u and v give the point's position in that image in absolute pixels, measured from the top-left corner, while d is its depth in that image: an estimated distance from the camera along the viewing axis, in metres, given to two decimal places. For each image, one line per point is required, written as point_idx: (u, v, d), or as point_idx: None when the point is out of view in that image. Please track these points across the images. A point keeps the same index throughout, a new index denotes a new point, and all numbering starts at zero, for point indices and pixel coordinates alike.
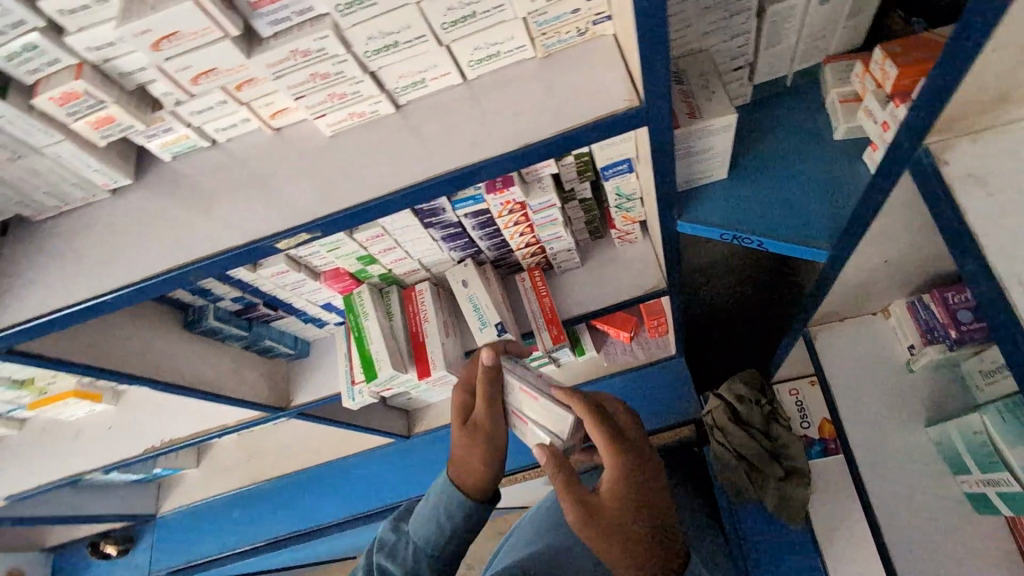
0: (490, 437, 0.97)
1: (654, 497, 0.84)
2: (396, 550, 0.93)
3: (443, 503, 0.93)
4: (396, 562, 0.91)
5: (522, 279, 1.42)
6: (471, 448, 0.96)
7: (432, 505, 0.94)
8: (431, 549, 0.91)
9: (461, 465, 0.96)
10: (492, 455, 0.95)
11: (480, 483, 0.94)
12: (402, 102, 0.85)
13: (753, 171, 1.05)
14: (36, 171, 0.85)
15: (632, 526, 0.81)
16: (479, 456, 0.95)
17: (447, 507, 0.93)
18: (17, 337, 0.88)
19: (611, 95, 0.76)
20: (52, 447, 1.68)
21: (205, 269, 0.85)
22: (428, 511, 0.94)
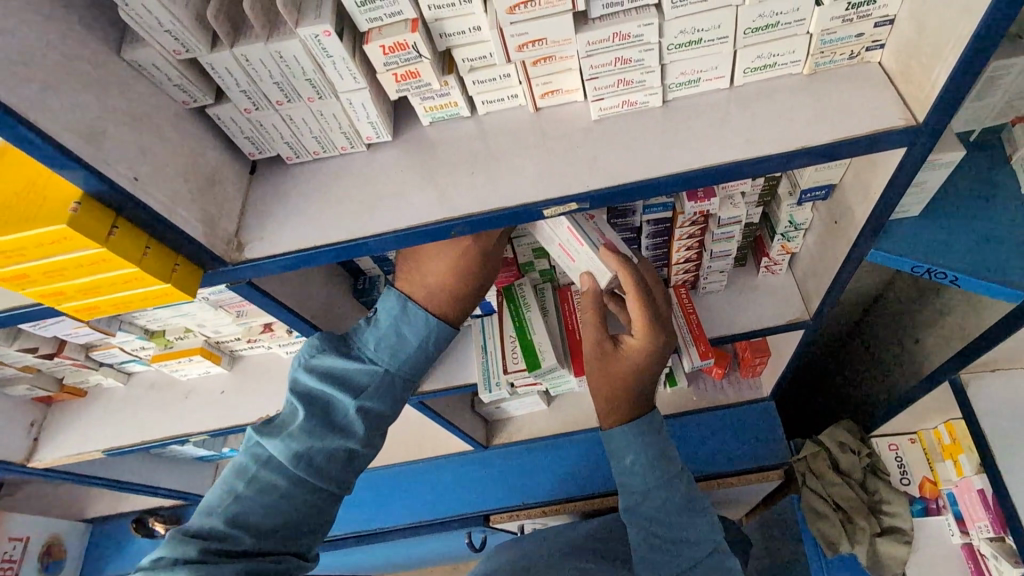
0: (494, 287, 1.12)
1: (657, 371, 1.15)
2: (372, 387, 1.01)
3: (420, 339, 1.03)
4: (376, 400, 1.01)
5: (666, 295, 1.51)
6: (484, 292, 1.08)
7: (416, 341, 1.03)
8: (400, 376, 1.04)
9: (458, 300, 1.04)
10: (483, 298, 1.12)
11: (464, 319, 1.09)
12: (668, 98, 0.93)
13: (944, 211, 1.11)
14: (320, 116, 0.91)
15: (628, 379, 1.14)
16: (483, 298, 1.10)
17: (429, 340, 1.04)
18: (270, 267, 0.92)
19: (885, 112, 0.83)
20: (159, 406, 1.71)
21: (468, 225, 0.90)
22: (403, 353, 1.03)
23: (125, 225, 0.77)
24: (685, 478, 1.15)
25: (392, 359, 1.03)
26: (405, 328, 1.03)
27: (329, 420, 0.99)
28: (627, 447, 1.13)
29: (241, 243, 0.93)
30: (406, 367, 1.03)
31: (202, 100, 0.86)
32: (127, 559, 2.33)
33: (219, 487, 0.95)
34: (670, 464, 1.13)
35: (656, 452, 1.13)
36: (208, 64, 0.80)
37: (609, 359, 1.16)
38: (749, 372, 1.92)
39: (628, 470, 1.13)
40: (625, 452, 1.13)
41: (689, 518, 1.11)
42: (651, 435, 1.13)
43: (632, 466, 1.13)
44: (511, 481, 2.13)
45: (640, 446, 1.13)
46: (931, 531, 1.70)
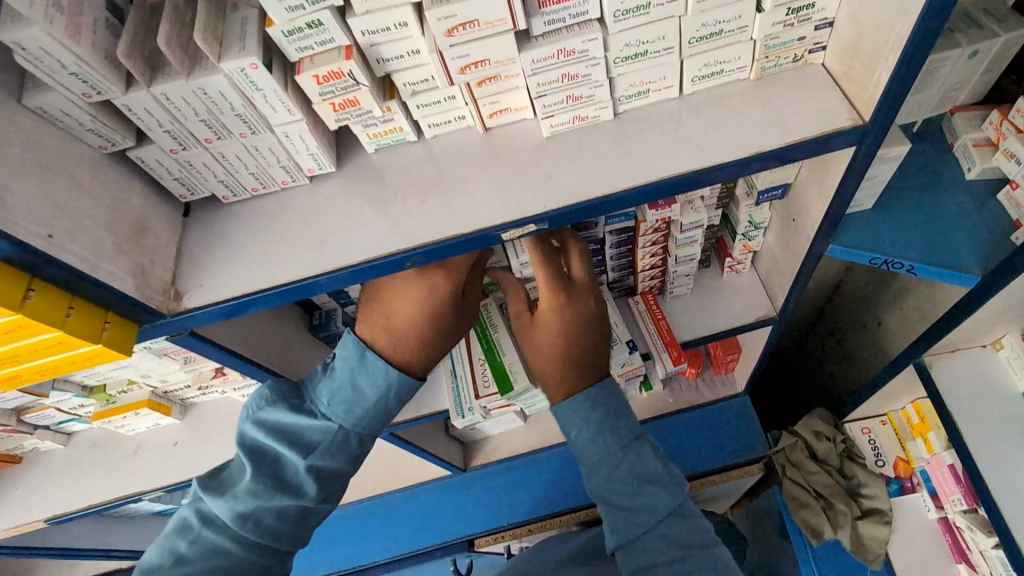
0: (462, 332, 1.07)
1: (579, 328, 1.08)
2: (324, 445, 0.96)
3: (380, 396, 0.97)
4: (331, 459, 0.96)
5: (635, 302, 1.51)
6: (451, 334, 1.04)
7: (375, 394, 0.97)
8: (357, 432, 0.99)
9: (423, 345, 1.00)
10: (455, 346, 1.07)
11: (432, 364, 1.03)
12: (619, 111, 0.91)
13: (895, 202, 1.13)
14: (255, 151, 0.85)
15: (553, 346, 1.08)
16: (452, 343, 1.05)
17: (391, 394, 0.98)
18: (214, 314, 0.85)
19: (833, 113, 0.83)
20: (108, 465, 1.60)
21: (425, 255, 0.86)
22: (359, 408, 0.97)
23: (42, 287, 0.70)
24: (639, 445, 1.03)
25: (347, 416, 0.97)
26: (362, 381, 0.97)
27: (279, 477, 0.94)
28: (570, 421, 1.04)
29: (179, 292, 0.86)
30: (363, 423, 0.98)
31: (121, 144, 0.79)
32: None
33: (158, 546, 0.90)
34: (619, 432, 1.02)
35: (601, 421, 1.02)
36: (124, 105, 0.73)
37: (531, 333, 1.11)
38: (721, 369, 1.94)
39: (578, 444, 1.04)
40: (567, 422, 1.05)
41: (645, 488, 0.99)
42: (592, 406, 1.03)
43: (581, 442, 1.03)
44: (494, 503, 2.09)
45: (583, 417, 1.04)
46: (909, 508, 1.75)
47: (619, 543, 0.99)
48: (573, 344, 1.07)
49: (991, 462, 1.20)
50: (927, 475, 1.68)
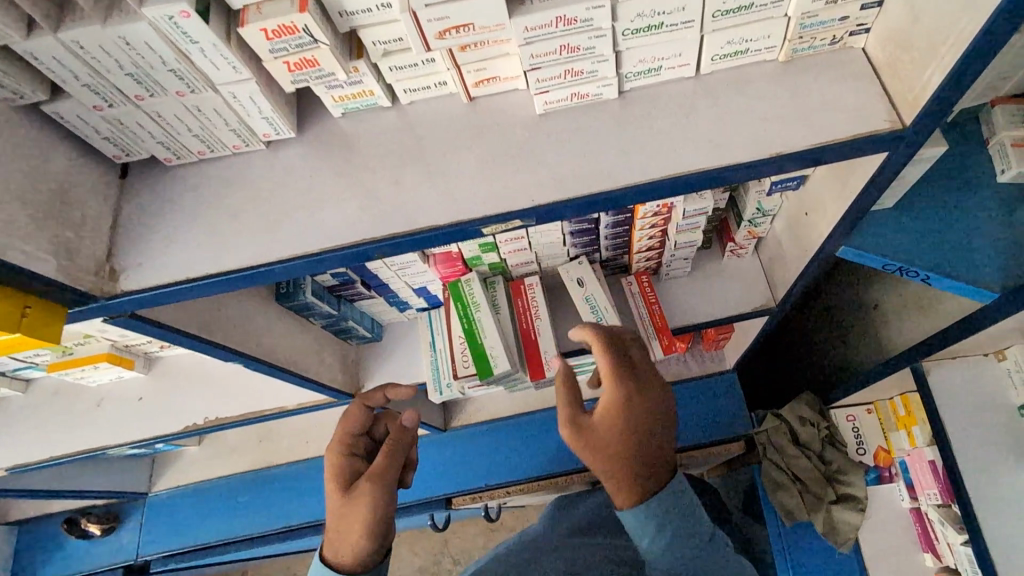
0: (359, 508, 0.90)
1: (649, 428, 0.86)
2: None
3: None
4: None
5: (629, 282, 1.41)
6: (348, 511, 0.91)
7: None
8: None
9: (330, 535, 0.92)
10: (367, 527, 0.88)
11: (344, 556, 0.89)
12: (625, 89, 0.79)
13: (918, 202, 1.03)
14: (197, 112, 0.73)
15: (622, 444, 0.84)
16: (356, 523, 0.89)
17: None
18: (156, 299, 0.75)
19: (870, 111, 0.72)
20: (68, 416, 1.54)
21: (395, 246, 0.75)
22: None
23: None
24: (712, 545, 0.88)
25: None
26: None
27: None
28: (643, 532, 0.83)
29: (115, 270, 0.76)
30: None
31: (32, 97, 0.66)
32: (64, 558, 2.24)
33: None
34: (696, 535, 0.85)
35: (682, 528, 0.84)
36: (27, 53, 0.60)
37: (587, 425, 0.87)
38: (711, 345, 1.91)
39: (645, 552, 0.84)
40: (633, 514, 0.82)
41: None
42: (668, 515, 0.83)
43: (656, 551, 0.84)
44: (471, 464, 2.09)
45: (659, 525, 0.83)
46: (885, 497, 1.74)
47: None
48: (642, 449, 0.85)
49: (979, 478, 1.16)
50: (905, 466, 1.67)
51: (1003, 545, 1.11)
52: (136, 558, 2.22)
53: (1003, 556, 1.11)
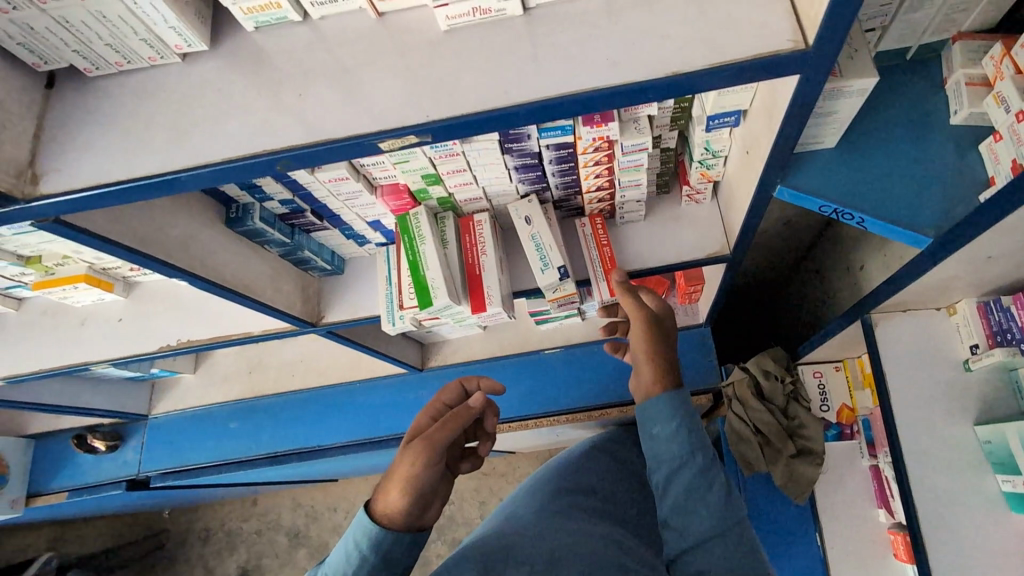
0: (408, 470, 0.82)
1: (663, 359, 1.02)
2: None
3: (350, 542, 0.80)
4: None
5: (582, 224, 1.42)
6: (397, 466, 0.83)
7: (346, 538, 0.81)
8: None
9: (382, 484, 0.84)
10: (410, 489, 0.81)
11: (390, 516, 0.81)
12: (530, 5, 0.77)
13: (863, 143, 1.00)
14: (101, 17, 0.74)
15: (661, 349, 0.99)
16: (399, 482, 0.81)
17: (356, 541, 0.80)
18: (72, 204, 0.79)
19: (774, 30, 0.69)
20: (56, 332, 1.64)
21: (294, 158, 0.77)
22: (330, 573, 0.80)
23: None
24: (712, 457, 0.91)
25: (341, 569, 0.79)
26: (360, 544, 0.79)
27: None
28: (654, 414, 0.92)
29: (36, 174, 0.80)
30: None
31: None
32: (72, 472, 2.42)
33: None
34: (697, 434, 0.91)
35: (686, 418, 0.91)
36: None
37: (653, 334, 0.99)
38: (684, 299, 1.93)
39: (654, 441, 0.92)
40: (662, 424, 0.91)
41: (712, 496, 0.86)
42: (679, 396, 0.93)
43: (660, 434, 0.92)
44: None
45: (674, 412, 0.91)
46: (846, 452, 1.75)
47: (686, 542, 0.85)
48: (665, 344, 0.98)
49: (917, 431, 1.14)
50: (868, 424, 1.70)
51: (931, 497, 1.10)
52: (137, 474, 2.40)
53: (929, 510, 1.10)
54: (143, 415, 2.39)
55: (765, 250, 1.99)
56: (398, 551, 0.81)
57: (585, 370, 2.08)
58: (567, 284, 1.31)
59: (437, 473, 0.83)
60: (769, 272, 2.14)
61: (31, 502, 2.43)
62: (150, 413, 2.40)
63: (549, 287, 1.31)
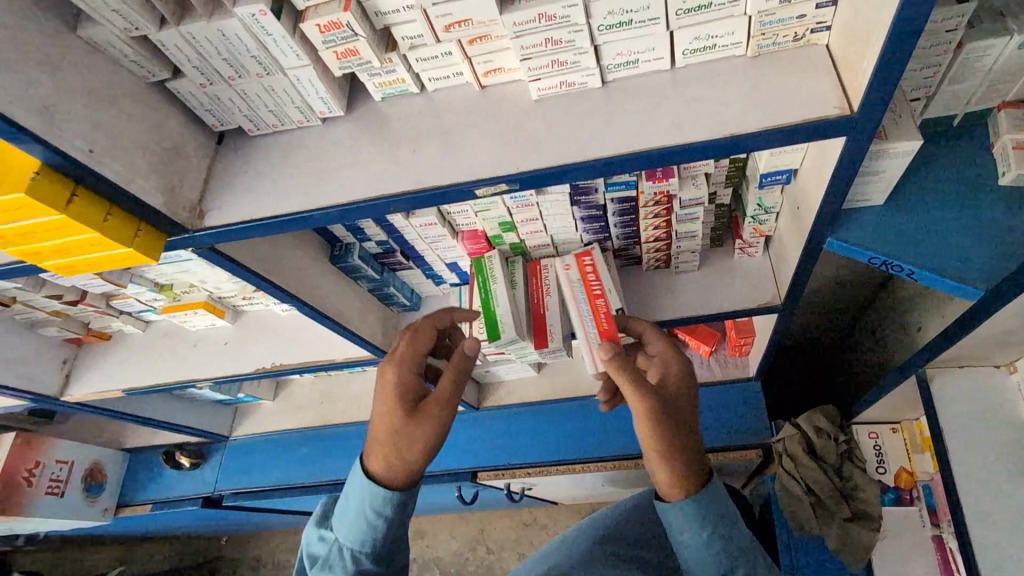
0: (420, 434, 0.90)
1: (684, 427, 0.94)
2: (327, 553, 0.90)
3: (369, 511, 0.87)
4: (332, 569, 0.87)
5: (568, 267, 1.42)
6: (413, 433, 0.90)
7: (349, 513, 0.88)
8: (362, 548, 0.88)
9: (383, 445, 0.91)
10: (429, 450, 0.90)
11: (393, 476, 0.89)
12: (608, 79, 0.92)
13: (911, 201, 1.07)
14: (271, 90, 0.95)
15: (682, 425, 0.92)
16: (419, 446, 0.90)
17: (366, 505, 0.87)
18: (229, 235, 0.99)
19: (822, 99, 0.80)
20: (170, 351, 1.88)
21: (406, 200, 0.93)
22: (350, 540, 0.87)
23: (85, 194, 0.84)
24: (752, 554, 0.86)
25: (346, 533, 0.88)
26: (370, 513, 0.87)
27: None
28: (687, 521, 0.85)
29: (203, 211, 1.00)
30: (376, 552, 0.88)
31: (160, 75, 0.91)
32: (158, 485, 2.67)
33: None
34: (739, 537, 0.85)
35: (721, 519, 0.85)
36: (158, 41, 0.85)
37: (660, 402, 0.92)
38: (736, 352, 2.04)
39: (688, 553, 0.85)
40: (699, 531, 0.84)
41: None
42: (713, 502, 0.86)
43: (695, 546, 0.84)
44: (500, 442, 2.29)
45: (704, 518, 0.85)
46: (905, 519, 1.71)
47: None
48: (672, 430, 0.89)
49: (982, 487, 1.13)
50: (929, 490, 1.70)
51: None
52: (212, 491, 2.58)
53: None
54: (224, 437, 2.60)
55: (821, 307, 2.03)
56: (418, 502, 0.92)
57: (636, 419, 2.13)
58: None
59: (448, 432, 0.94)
60: (826, 331, 2.15)
61: (120, 511, 2.66)
62: (230, 435, 2.61)
63: None
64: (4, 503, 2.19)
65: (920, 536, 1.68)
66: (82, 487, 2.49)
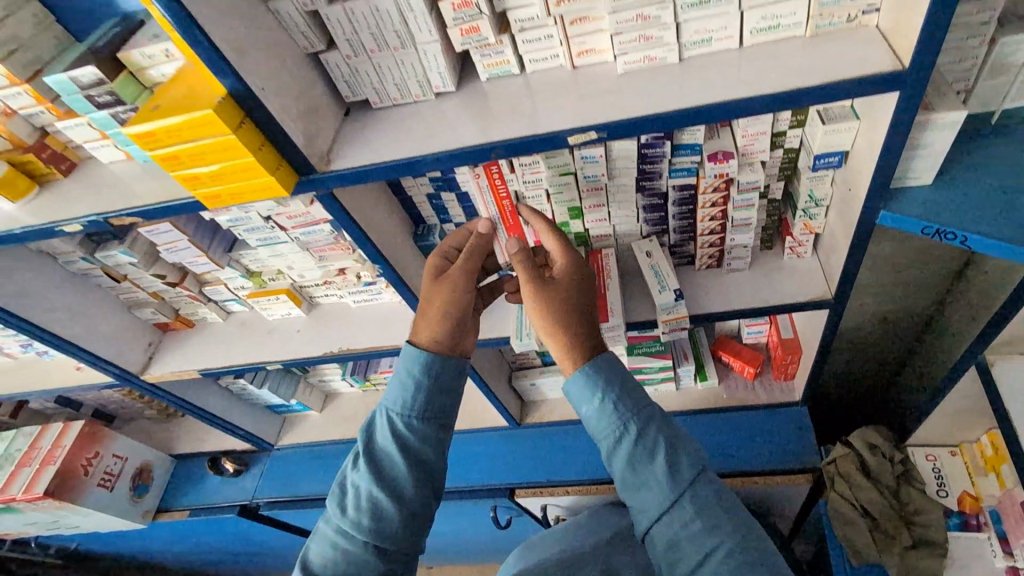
0: (442, 304, 1.22)
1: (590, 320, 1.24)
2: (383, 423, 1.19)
3: (404, 374, 1.18)
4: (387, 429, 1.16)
5: (476, 176, 1.39)
6: (432, 305, 1.23)
7: (394, 380, 1.19)
8: (405, 409, 1.17)
9: (420, 314, 1.24)
10: (444, 315, 1.21)
11: (424, 336, 1.22)
12: (685, 57, 1.10)
13: (957, 179, 1.18)
14: (400, 64, 1.15)
15: (587, 319, 1.23)
16: (436, 313, 1.22)
17: (404, 366, 1.19)
18: (349, 178, 1.14)
19: (875, 62, 0.96)
20: (246, 337, 2.03)
21: (508, 148, 1.08)
22: (391, 399, 1.18)
23: (250, 124, 1.02)
24: (651, 422, 1.14)
25: (394, 401, 1.18)
26: (410, 377, 1.18)
27: (371, 452, 1.18)
28: (587, 390, 1.16)
29: (331, 159, 1.16)
30: (409, 409, 1.17)
31: (317, 47, 1.12)
32: (198, 493, 2.70)
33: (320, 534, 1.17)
34: (637, 403, 1.15)
35: (620, 390, 1.15)
36: (325, 14, 1.06)
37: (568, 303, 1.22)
38: (781, 373, 2.09)
39: (593, 418, 1.16)
40: (591, 402, 1.15)
41: (648, 453, 1.11)
42: (609, 372, 1.16)
43: (600, 415, 1.15)
44: (542, 460, 2.32)
45: (602, 387, 1.15)
46: (971, 546, 1.64)
47: (628, 476, 1.12)
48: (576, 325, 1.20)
49: None
50: (997, 515, 1.62)
51: None
52: (250, 499, 2.60)
53: None
54: (270, 446, 2.68)
55: (884, 327, 2.17)
56: (448, 358, 1.21)
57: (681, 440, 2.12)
58: (680, 306, 1.50)
59: (466, 291, 1.24)
60: (882, 358, 2.29)
61: (158, 517, 2.69)
62: (275, 444, 2.68)
63: (664, 307, 1.50)
64: (59, 488, 2.26)
65: (990, 565, 1.60)
66: (129, 484, 2.56)
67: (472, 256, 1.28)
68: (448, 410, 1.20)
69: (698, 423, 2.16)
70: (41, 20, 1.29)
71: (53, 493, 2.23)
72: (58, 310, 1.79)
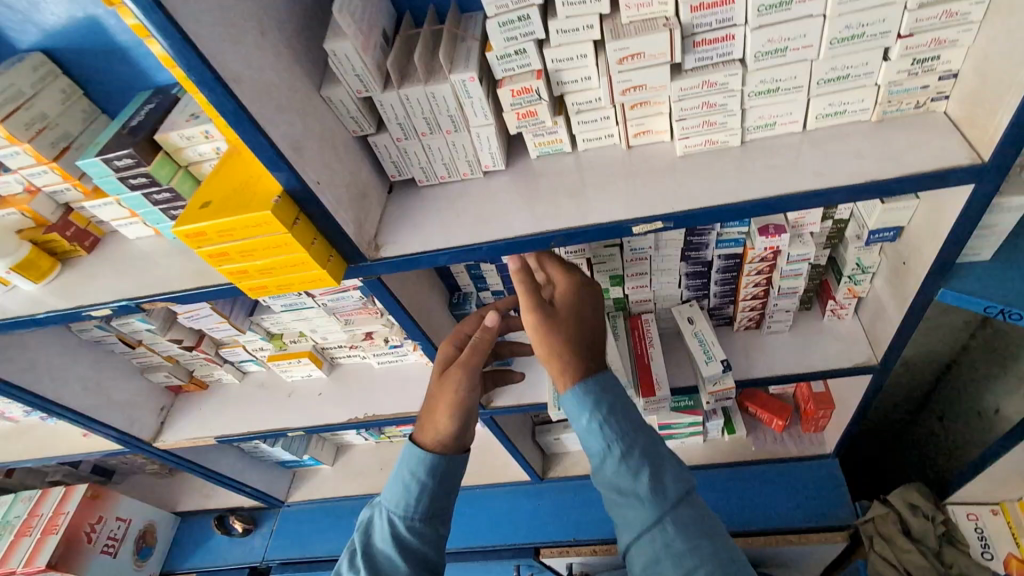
0: (453, 404, 1.12)
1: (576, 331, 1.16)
2: (380, 526, 1.08)
3: (407, 474, 1.09)
4: (387, 535, 1.06)
5: None
6: (439, 406, 1.14)
7: (395, 478, 1.10)
8: (407, 511, 1.07)
9: (427, 418, 1.16)
10: (452, 414, 1.12)
11: (434, 437, 1.13)
12: (747, 139, 1.08)
13: (1016, 256, 1.16)
14: (452, 146, 1.12)
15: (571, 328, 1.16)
16: (444, 413, 1.13)
17: (405, 466, 1.10)
18: (401, 266, 1.11)
19: (951, 153, 0.94)
20: (264, 400, 1.95)
21: (568, 236, 1.05)
22: (392, 499, 1.09)
23: (303, 220, 0.99)
24: (643, 438, 1.08)
25: (395, 504, 1.08)
26: (417, 478, 1.08)
27: (367, 556, 1.06)
28: (580, 406, 1.09)
29: (379, 244, 1.12)
30: (412, 512, 1.07)
31: (366, 130, 1.09)
32: (204, 554, 2.58)
33: None
34: (629, 421, 1.08)
35: (613, 407, 1.09)
36: (378, 101, 1.03)
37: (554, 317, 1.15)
38: (812, 426, 2.05)
39: (584, 433, 1.09)
40: (582, 418, 1.09)
41: (636, 471, 1.04)
42: (605, 390, 1.10)
43: (589, 429, 1.08)
44: (567, 516, 2.25)
45: (595, 402, 1.09)
46: None
47: (613, 493, 1.06)
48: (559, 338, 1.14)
49: None
50: None
51: None
52: (261, 562, 2.49)
53: None
54: (280, 502, 2.57)
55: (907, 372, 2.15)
56: (453, 463, 1.11)
57: (712, 496, 2.07)
58: (727, 376, 1.46)
59: (473, 385, 1.14)
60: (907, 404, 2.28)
61: None
62: (285, 500, 2.58)
63: (711, 378, 1.45)
64: (63, 559, 2.14)
65: None
66: (133, 548, 2.43)
67: (477, 349, 1.19)
68: (450, 509, 1.12)
69: (729, 478, 2.11)
70: (67, 96, 1.26)
71: (57, 565, 2.11)
72: (71, 380, 1.72)
